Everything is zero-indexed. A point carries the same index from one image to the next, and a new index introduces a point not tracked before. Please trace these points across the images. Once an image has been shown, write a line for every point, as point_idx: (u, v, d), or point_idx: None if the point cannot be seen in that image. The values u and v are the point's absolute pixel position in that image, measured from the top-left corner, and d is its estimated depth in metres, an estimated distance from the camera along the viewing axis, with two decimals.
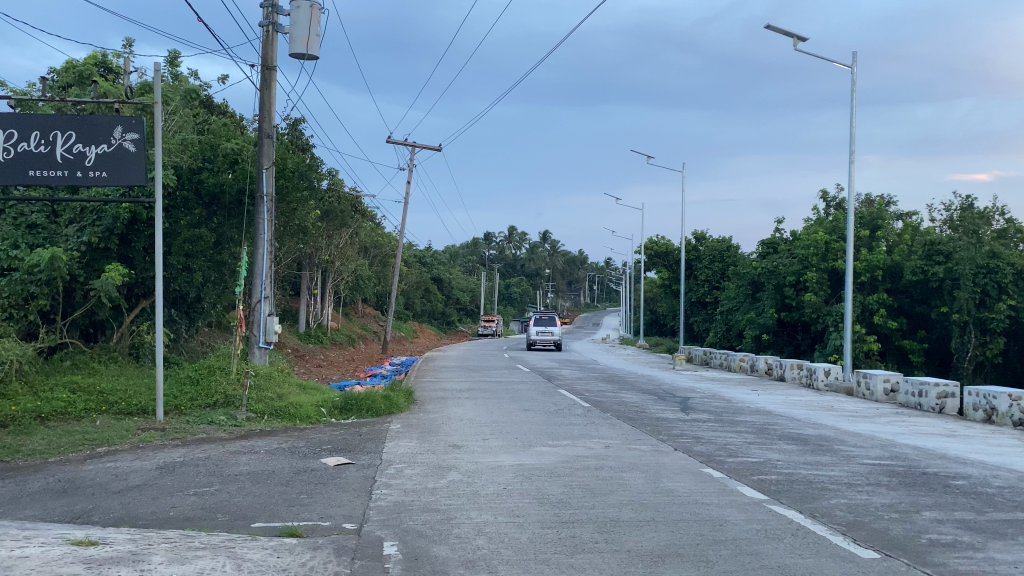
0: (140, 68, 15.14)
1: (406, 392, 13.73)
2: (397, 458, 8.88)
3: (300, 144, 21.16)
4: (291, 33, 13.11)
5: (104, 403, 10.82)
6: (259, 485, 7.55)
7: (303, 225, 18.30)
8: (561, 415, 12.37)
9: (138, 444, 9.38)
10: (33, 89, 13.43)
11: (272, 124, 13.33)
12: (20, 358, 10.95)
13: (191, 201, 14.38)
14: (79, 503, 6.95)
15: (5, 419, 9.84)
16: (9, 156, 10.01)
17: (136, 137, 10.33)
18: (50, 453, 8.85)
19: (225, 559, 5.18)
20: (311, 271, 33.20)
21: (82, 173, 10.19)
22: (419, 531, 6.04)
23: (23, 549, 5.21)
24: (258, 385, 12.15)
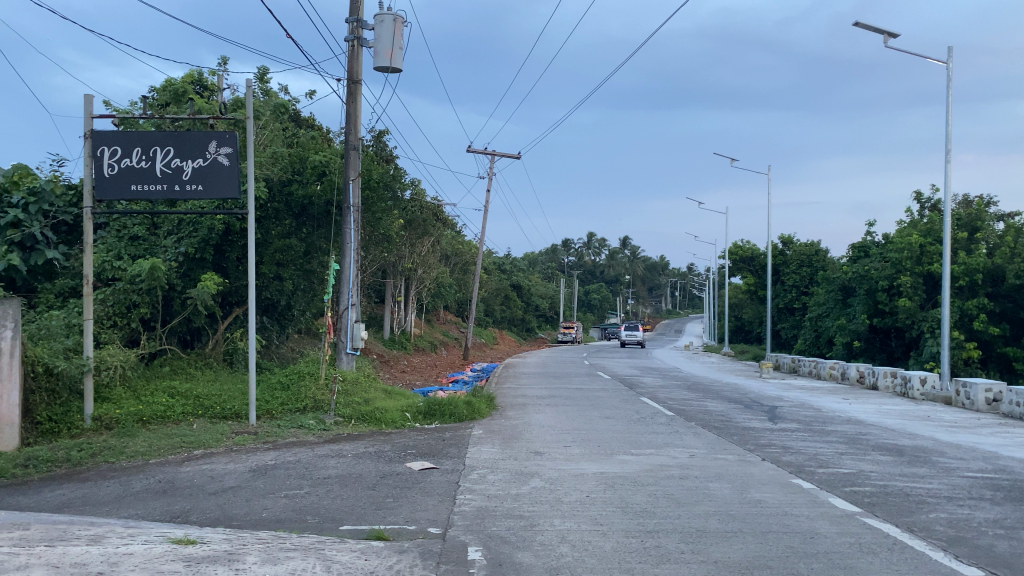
0: (232, 85, 15.75)
1: (488, 398, 13.82)
2: (480, 463, 8.95)
3: (384, 155, 21.60)
4: (376, 46, 13.40)
5: (201, 407, 11.27)
6: (347, 488, 7.73)
7: (388, 234, 18.66)
8: (644, 423, 12.24)
9: (232, 447, 9.74)
10: (136, 107, 14.13)
11: (358, 136, 13.65)
12: (125, 364, 11.46)
13: (281, 213, 14.86)
14: (178, 503, 7.25)
15: (109, 421, 10.36)
16: (113, 172, 10.56)
17: (230, 151, 10.74)
18: (151, 455, 9.27)
19: (315, 560, 5.32)
20: (394, 279, 33.79)
21: (180, 186, 10.65)
22: (503, 537, 6.07)
23: (127, 547, 5.46)
24: (347, 390, 12.44)
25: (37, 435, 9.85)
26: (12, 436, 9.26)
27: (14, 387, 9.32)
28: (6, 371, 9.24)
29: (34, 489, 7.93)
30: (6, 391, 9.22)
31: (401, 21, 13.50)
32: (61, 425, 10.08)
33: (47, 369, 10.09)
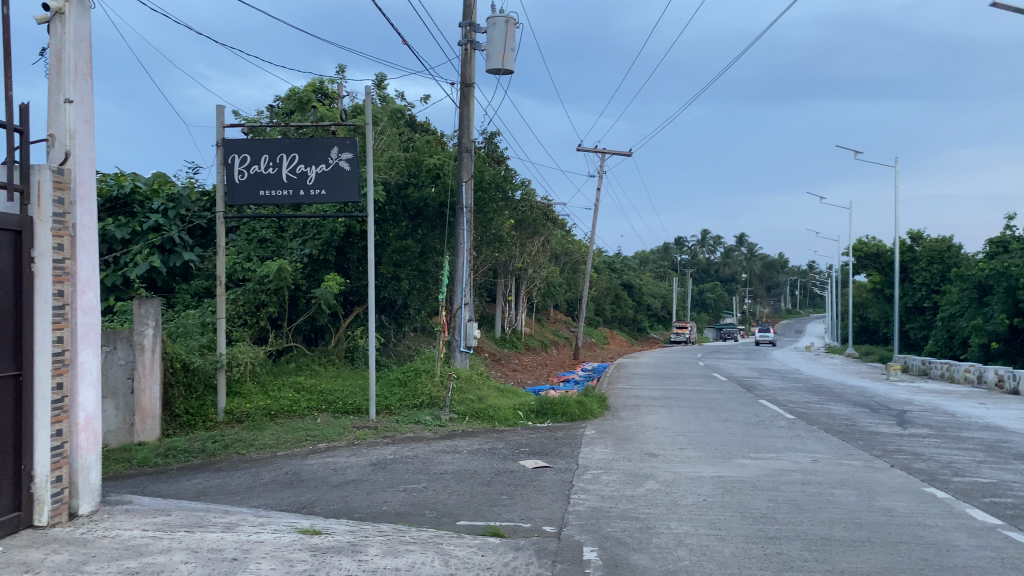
0: (351, 92, 16.30)
1: (601, 398, 13.73)
2: (594, 464, 8.91)
3: (496, 156, 21.81)
4: (488, 49, 13.56)
5: (324, 402, 11.71)
6: (463, 484, 7.86)
7: (499, 234, 18.86)
8: (763, 426, 11.87)
9: (353, 441, 10.07)
10: (263, 116, 14.83)
11: (471, 139, 13.87)
12: (254, 360, 12.01)
13: (398, 215, 15.29)
14: (304, 494, 7.56)
15: (241, 415, 10.94)
16: (244, 178, 11.09)
17: (351, 156, 11.14)
18: (278, 447, 9.71)
19: (434, 554, 5.43)
20: (506, 279, 34.08)
21: (305, 191, 11.12)
22: (619, 538, 6.03)
23: (258, 535, 5.75)
24: (461, 387, 12.66)
25: (176, 426, 10.48)
26: (155, 428, 9.93)
27: (154, 379, 9.94)
28: (149, 366, 9.86)
29: (173, 477, 8.44)
30: (148, 383, 9.83)
31: (513, 22, 13.61)
32: (197, 417, 10.69)
33: (184, 364, 10.80)
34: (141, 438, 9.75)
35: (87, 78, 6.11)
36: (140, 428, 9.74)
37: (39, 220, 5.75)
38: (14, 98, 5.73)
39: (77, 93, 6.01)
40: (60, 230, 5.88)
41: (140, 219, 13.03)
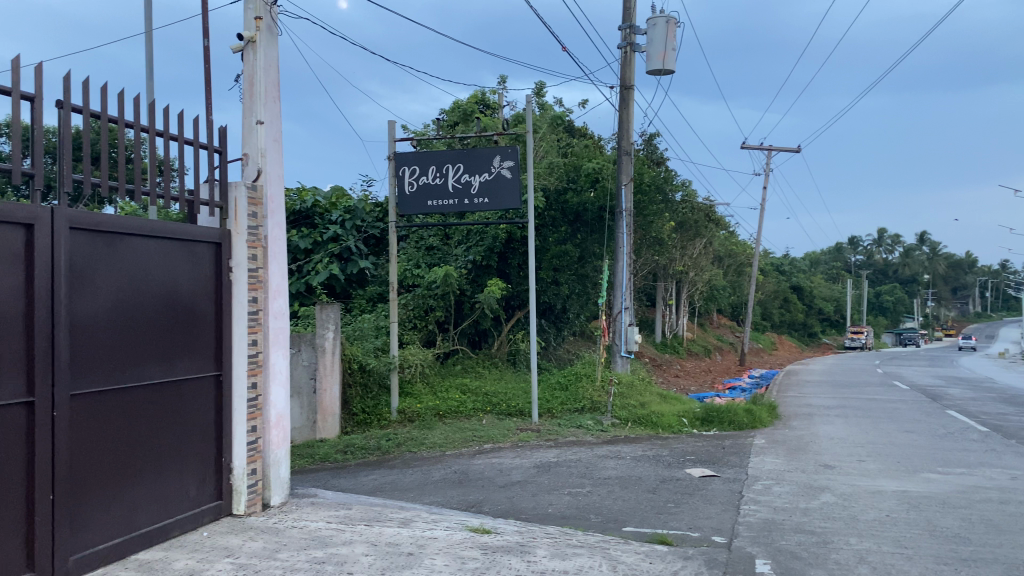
0: (511, 101, 16.60)
1: (770, 405, 13.21)
2: (765, 474, 8.59)
3: (656, 157, 21.51)
4: (648, 51, 13.43)
5: (488, 403, 12.01)
6: (628, 490, 7.81)
7: (660, 237, 18.59)
8: (952, 439, 11.00)
9: (517, 443, 10.25)
10: (429, 129, 15.42)
11: (630, 141, 13.80)
12: (423, 363, 12.47)
13: (558, 220, 15.46)
14: (473, 493, 7.78)
15: (412, 414, 11.44)
16: (413, 189, 11.58)
17: (512, 164, 11.37)
18: (446, 446, 10.05)
19: (601, 559, 5.43)
20: (666, 282, 33.54)
21: (469, 200, 11.46)
22: (794, 552, 5.79)
23: (432, 531, 5.98)
24: (622, 393, 12.56)
25: (353, 424, 11.09)
26: (334, 425, 10.55)
27: (334, 380, 10.57)
28: (329, 367, 10.50)
29: (351, 473, 8.92)
30: (328, 384, 10.45)
31: (674, 21, 13.38)
32: (372, 416, 11.28)
33: (360, 366, 11.36)
34: (322, 435, 10.40)
35: (276, 101, 6.58)
36: (321, 425, 10.39)
37: (236, 232, 6.27)
38: (214, 121, 6.27)
39: (267, 115, 6.50)
40: (254, 242, 6.38)
41: (320, 230, 13.97)
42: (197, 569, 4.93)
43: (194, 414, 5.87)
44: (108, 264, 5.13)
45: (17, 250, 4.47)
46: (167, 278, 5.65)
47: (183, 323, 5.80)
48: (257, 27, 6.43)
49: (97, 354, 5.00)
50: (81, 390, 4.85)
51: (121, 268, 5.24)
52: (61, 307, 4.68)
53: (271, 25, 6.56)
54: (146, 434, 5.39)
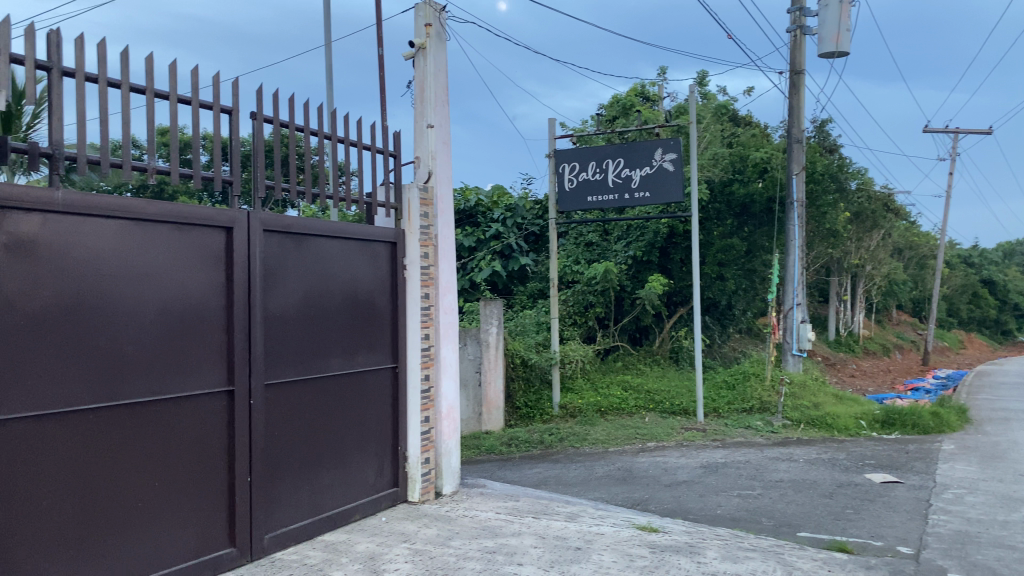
0: (673, 93, 16.27)
1: (960, 408, 12.24)
2: (955, 482, 7.97)
3: (828, 145, 20.44)
4: (820, 33, 12.79)
5: (652, 402, 11.89)
6: (801, 494, 7.47)
7: (833, 229, 17.66)
8: None
9: (683, 442, 10.06)
10: (589, 124, 15.40)
11: (801, 128, 13.20)
12: (585, 359, 12.48)
13: (723, 213, 15.07)
14: (638, 491, 7.72)
15: (574, 410, 11.53)
16: (574, 185, 11.62)
17: (675, 156, 11.14)
18: (609, 443, 10.03)
19: (775, 564, 5.24)
20: (840, 276, 31.81)
21: (630, 195, 11.36)
22: (992, 568, 5.34)
23: (599, 527, 5.98)
24: (794, 393, 12.04)
25: (517, 418, 11.33)
26: (499, 418, 10.79)
27: (498, 374, 10.79)
28: (493, 361, 10.72)
29: (516, 465, 9.10)
30: (493, 377, 10.69)
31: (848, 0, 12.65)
32: (535, 410, 11.47)
33: (523, 360, 11.53)
34: (487, 427, 10.67)
35: (445, 104, 6.79)
36: (486, 417, 10.65)
37: (409, 232, 6.55)
38: (388, 126, 6.57)
39: (437, 118, 6.71)
40: (426, 241, 6.64)
41: (483, 228, 14.31)
42: (377, 552, 5.19)
43: (373, 404, 6.19)
44: (296, 263, 5.49)
45: (218, 251, 4.87)
46: (348, 276, 5.98)
47: (362, 318, 6.12)
48: (427, 33, 6.66)
49: (287, 347, 5.37)
50: (274, 381, 5.23)
51: (307, 266, 5.59)
52: (255, 304, 5.06)
53: (440, 31, 6.77)
54: (330, 423, 5.74)
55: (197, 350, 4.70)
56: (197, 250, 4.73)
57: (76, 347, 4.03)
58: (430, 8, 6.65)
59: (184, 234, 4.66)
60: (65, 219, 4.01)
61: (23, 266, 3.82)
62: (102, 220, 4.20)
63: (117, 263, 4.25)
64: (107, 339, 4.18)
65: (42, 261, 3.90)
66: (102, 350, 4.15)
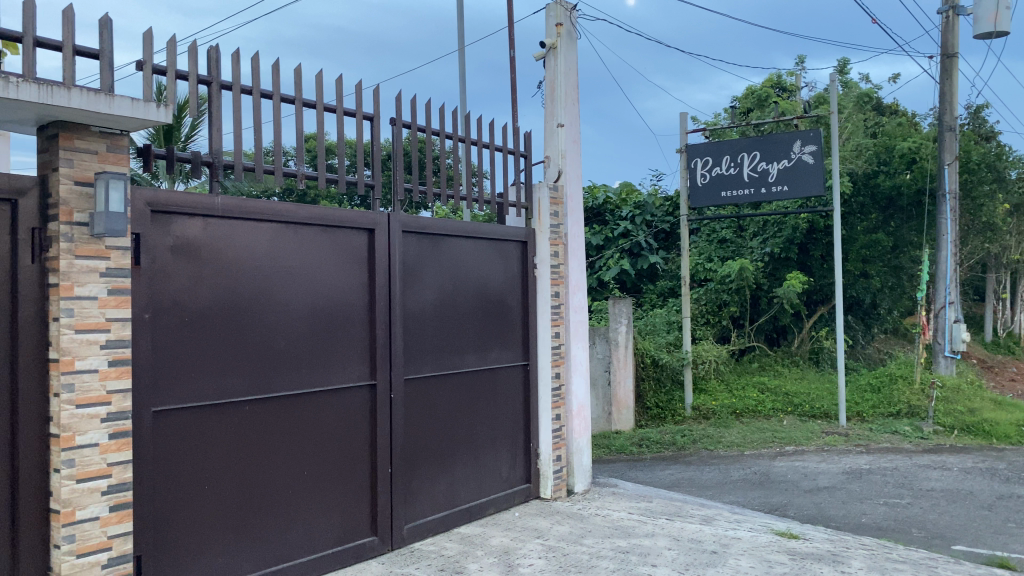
0: (811, 82, 15.62)
1: None
2: None
3: (985, 132, 19.07)
4: (975, 12, 11.95)
5: (790, 404, 11.49)
6: (956, 505, 7.01)
7: (991, 222, 16.46)
8: None
9: (823, 447, 9.65)
10: (722, 118, 15.01)
11: (954, 115, 12.37)
12: (718, 359, 12.18)
13: (867, 207, 14.38)
14: (776, 496, 7.46)
15: (708, 411, 11.30)
16: (707, 181, 11.36)
17: (815, 148, 10.70)
18: (745, 445, 9.77)
19: None
20: (998, 273, 29.62)
21: (766, 189, 11.00)
22: None
23: (735, 531, 5.83)
24: (947, 397, 11.31)
25: (647, 419, 11.21)
26: (629, 418, 10.71)
27: (627, 373, 10.70)
28: (622, 361, 10.59)
29: (648, 466, 9.00)
30: (623, 377, 10.60)
31: None
32: (667, 411, 11.31)
33: (654, 360, 11.37)
34: (617, 427, 10.61)
35: (576, 102, 6.77)
36: (616, 417, 10.59)
37: (540, 231, 6.61)
38: (519, 127, 6.66)
39: (568, 117, 6.71)
40: (556, 239, 6.67)
41: (612, 226, 14.23)
42: (512, 547, 5.27)
43: (506, 401, 6.29)
44: (432, 263, 5.66)
45: (360, 251, 5.08)
46: (482, 274, 6.11)
47: (496, 315, 6.24)
48: (558, 33, 6.70)
49: (424, 343, 5.54)
50: (412, 376, 5.41)
51: (443, 266, 5.76)
52: (395, 301, 5.25)
53: (571, 29, 6.78)
54: (465, 419, 5.88)
55: (341, 346, 4.92)
56: (342, 251, 4.96)
57: (235, 342, 4.32)
58: (561, 8, 6.68)
59: (331, 236, 4.89)
60: (225, 223, 4.30)
61: (189, 266, 4.12)
62: (258, 223, 4.47)
63: (271, 263, 4.52)
64: (262, 335, 4.45)
65: (205, 262, 4.19)
66: (257, 345, 4.43)
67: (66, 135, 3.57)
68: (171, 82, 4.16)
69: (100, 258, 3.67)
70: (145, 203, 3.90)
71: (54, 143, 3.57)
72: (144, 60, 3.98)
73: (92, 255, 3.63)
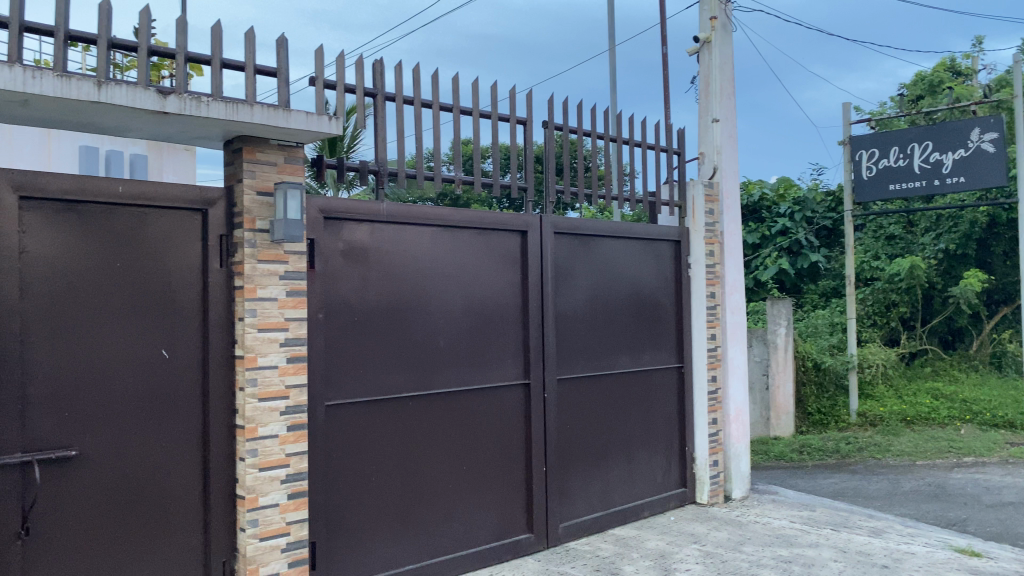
0: (990, 64, 14.39)
1: None
2: None
3: None
4: None
5: (968, 411, 10.70)
6: None
7: None
8: None
9: (1007, 459, 8.89)
10: (889, 107, 14.13)
11: None
12: (886, 363, 11.48)
13: None
14: (953, 510, 6.95)
15: (875, 418, 10.70)
16: (873, 174, 10.62)
17: (996, 136, 10.02)
18: (917, 455, 9.15)
19: None
20: None
21: (940, 181, 10.30)
22: None
23: (909, 546, 5.48)
24: None
25: (809, 424, 10.71)
26: (788, 424, 10.27)
27: (787, 378, 10.24)
28: (782, 365, 10.14)
29: (810, 474, 8.61)
30: (782, 381, 10.17)
31: None
32: (829, 417, 10.77)
33: (816, 363, 10.87)
34: (776, 433, 10.21)
35: (732, 97, 6.58)
36: (775, 423, 10.20)
37: (694, 230, 6.49)
38: (672, 125, 6.57)
39: (723, 112, 6.52)
40: (711, 238, 6.50)
41: (768, 224, 13.65)
42: (668, 551, 5.20)
43: (659, 402, 6.22)
44: (585, 263, 5.69)
45: (514, 253, 5.18)
46: (635, 274, 6.08)
47: (649, 317, 6.18)
48: (712, 26, 6.54)
49: (577, 344, 5.57)
50: (566, 376, 5.45)
51: (595, 267, 5.76)
52: (548, 302, 5.30)
53: (726, 22, 6.61)
54: (618, 420, 5.85)
55: (497, 346, 5.03)
56: (497, 252, 5.07)
57: (398, 341, 4.51)
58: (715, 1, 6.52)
59: (486, 239, 5.01)
60: (389, 227, 4.50)
61: (357, 269, 4.35)
62: (419, 227, 4.64)
63: (431, 265, 4.69)
64: (423, 334, 4.62)
65: (372, 265, 4.41)
66: (419, 345, 4.60)
67: (249, 149, 3.86)
68: (340, 96, 4.40)
69: (279, 262, 3.93)
70: (318, 210, 4.15)
71: (239, 157, 3.88)
72: (316, 76, 4.24)
73: (272, 259, 3.90)
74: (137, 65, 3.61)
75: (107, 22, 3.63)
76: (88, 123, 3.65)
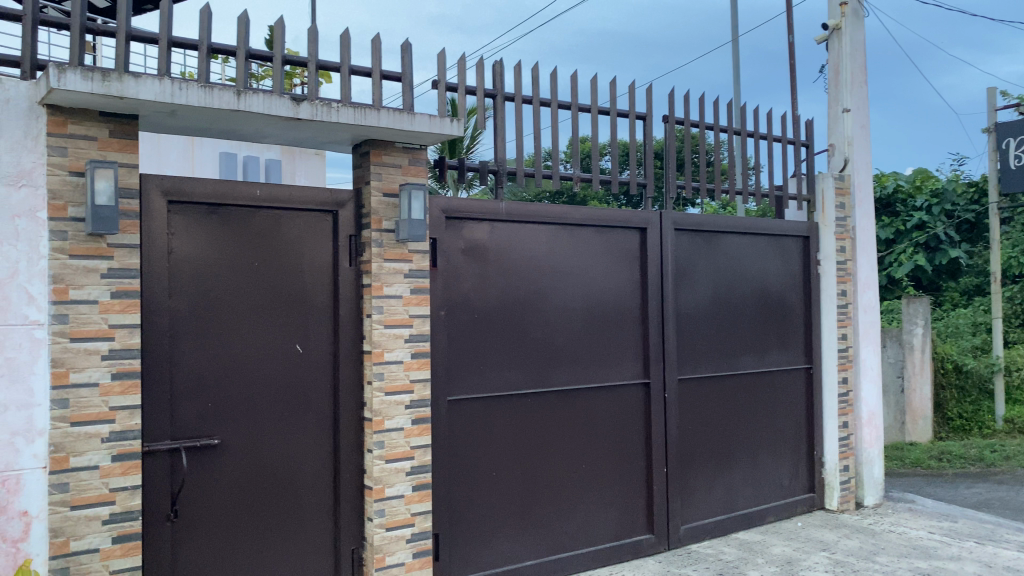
0: None
1: None
2: None
3: None
4: None
5: None
6: None
7: None
8: None
9: None
10: None
11: None
12: None
13: None
14: None
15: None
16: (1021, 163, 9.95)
17: None
18: None
19: None
20: None
21: None
22: None
23: None
24: None
25: (949, 430, 10.10)
26: (926, 429, 9.69)
27: (925, 380, 9.67)
28: (919, 366, 9.63)
29: (950, 483, 8.11)
30: (919, 384, 9.62)
31: None
32: (973, 423, 10.19)
33: (957, 365, 10.20)
34: (913, 439, 9.66)
35: (865, 85, 6.27)
36: (911, 427, 9.66)
37: (823, 225, 6.24)
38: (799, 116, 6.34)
39: (855, 101, 6.23)
40: (842, 234, 6.24)
41: (904, 217, 12.87)
42: (795, 558, 5.02)
43: (786, 404, 6.02)
44: (708, 260, 5.57)
45: (634, 250, 5.13)
46: (759, 271, 5.90)
47: (775, 315, 5.99)
48: (842, 12, 6.25)
49: (699, 343, 5.46)
50: (687, 375, 5.36)
51: (718, 264, 5.63)
52: (669, 300, 5.22)
53: (857, 7, 6.30)
54: (742, 421, 5.71)
55: (617, 344, 5.00)
56: (617, 250, 5.04)
57: (518, 339, 4.56)
58: None
59: (606, 237, 4.99)
60: (508, 226, 4.55)
61: (478, 267, 4.42)
62: (538, 226, 4.68)
63: (551, 263, 4.71)
64: (543, 332, 4.65)
65: (493, 263, 4.48)
66: (539, 342, 4.64)
67: (376, 152, 4.00)
68: (462, 97, 4.48)
69: (404, 261, 4.05)
70: (441, 211, 4.24)
71: (367, 160, 4.02)
72: (438, 79, 4.34)
73: (398, 258, 4.02)
74: (273, 74, 3.80)
75: (245, 35, 3.83)
76: (228, 131, 3.87)
